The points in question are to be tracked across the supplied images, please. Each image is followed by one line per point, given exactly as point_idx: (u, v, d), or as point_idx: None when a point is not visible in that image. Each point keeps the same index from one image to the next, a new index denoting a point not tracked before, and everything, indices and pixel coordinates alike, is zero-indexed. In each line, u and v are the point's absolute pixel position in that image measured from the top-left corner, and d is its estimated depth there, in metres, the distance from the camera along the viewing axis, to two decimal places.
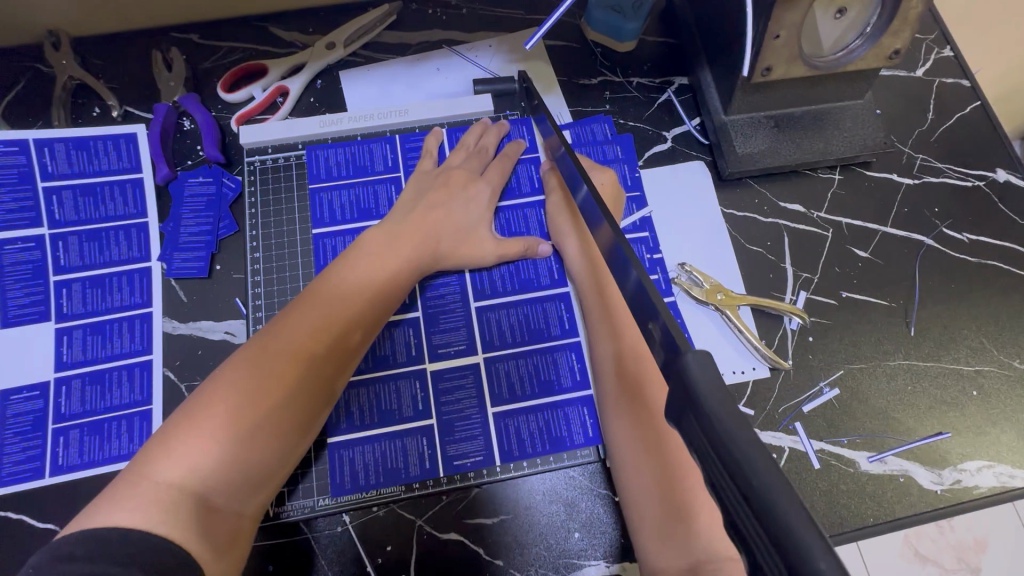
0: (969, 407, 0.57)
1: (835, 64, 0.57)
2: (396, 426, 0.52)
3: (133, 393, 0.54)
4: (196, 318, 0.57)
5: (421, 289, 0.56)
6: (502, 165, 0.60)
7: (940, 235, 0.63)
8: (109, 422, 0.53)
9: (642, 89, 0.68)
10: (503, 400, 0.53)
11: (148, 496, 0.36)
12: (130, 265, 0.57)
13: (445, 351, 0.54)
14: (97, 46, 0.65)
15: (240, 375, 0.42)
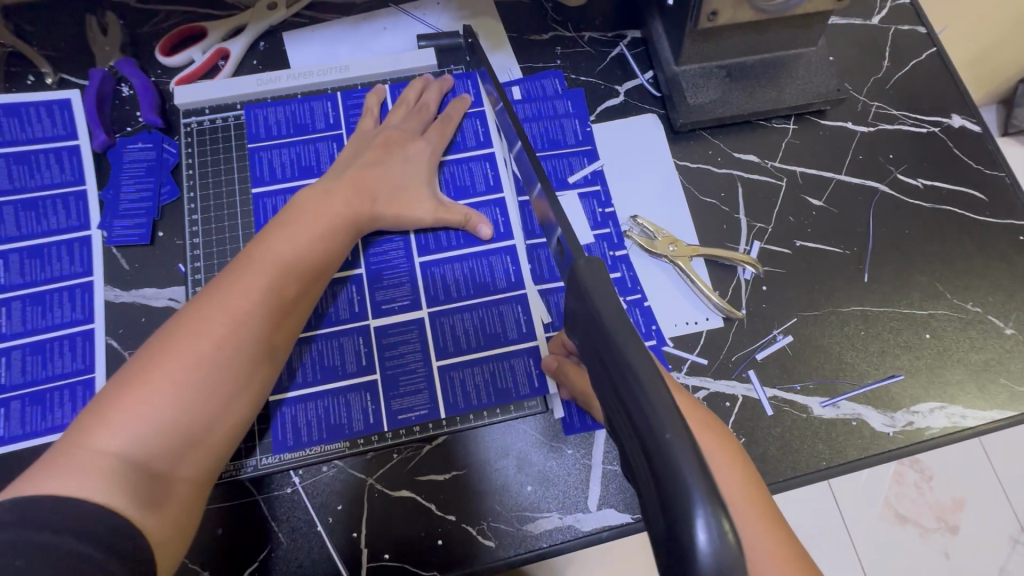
0: (922, 350, 0.57)
1: (783, 8, 0.55)
2: (339, 382, 0.52)
3: (77, 362, 0.53)
4: (140, 286, 0.56)
5: (365, 247, 0.56)
6: (443, 124, 0.59)
7: (894, 181, 0.63)
8: (51, 393, 0.52)
9: (594, 44, 0.66)
10: (448, 354, 0.53)
11: (86, 464, 0.35)
12: (69, 234, 0.56)
13: (390, 308, 0.54)
14: (29, 12, 0.63)
15: (173, 338, 0.41)
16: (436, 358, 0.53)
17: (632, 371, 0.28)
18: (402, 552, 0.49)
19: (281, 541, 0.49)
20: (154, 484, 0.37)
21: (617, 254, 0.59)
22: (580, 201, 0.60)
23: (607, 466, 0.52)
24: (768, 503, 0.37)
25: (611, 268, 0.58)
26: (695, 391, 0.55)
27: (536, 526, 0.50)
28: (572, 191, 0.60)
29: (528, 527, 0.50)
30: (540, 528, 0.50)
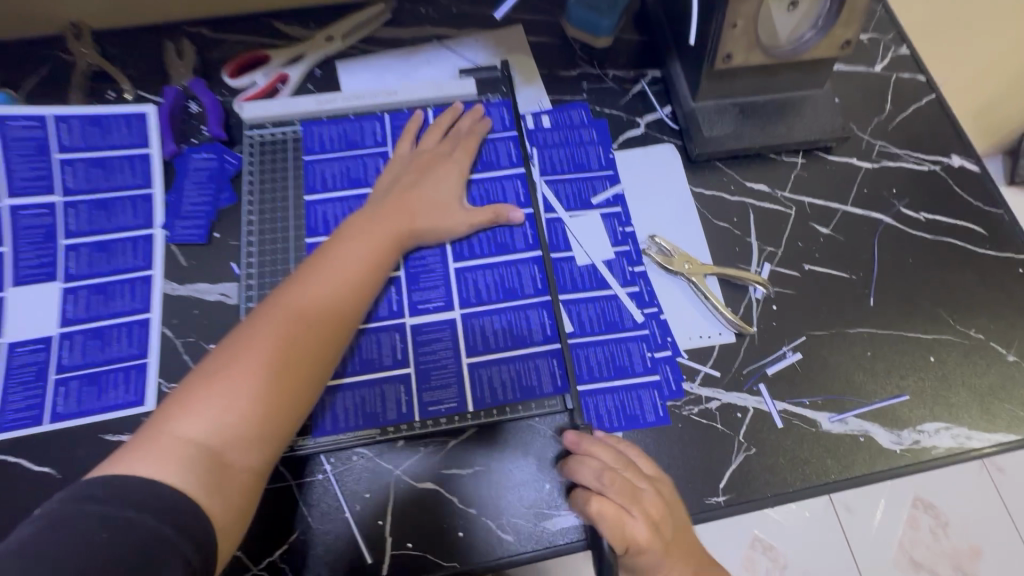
0: (927, 372, 0.60)
1: (790, 54, 0.62)
2: (374, 373, 0.56)
3: (132, 348, 0.57)
4: (195, 281, 0.61)
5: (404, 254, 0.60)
6: (468, 141, 0.64)
7: (897, 213, 0.67)
8: (108, 375, 0.56)
9: (617, 80, 0.72)
10: (478, 351, 0.57)
11: (168, 448, 0.41)
12: (135, 233, 0.61)
13: (424, 307, 0.58)
14: (116, 38, 0.71)
15: (241, 343, 0.47)
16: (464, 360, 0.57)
17: None
18: (425, 543, 0.52)
19: (310, 525, 0.51)
20: (222, 471, 0.42)
21: (636, 269, 0.63)
22: (603, 221, 0.64)
23: None
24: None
25: (630, 282, 0.62)
26: (707, 400, 0.58)
27: (554, 524, 0.52)
28: (595, 211, 0.65)
29: (545, 525, 0.52)
30: (557, 526, 0.52)
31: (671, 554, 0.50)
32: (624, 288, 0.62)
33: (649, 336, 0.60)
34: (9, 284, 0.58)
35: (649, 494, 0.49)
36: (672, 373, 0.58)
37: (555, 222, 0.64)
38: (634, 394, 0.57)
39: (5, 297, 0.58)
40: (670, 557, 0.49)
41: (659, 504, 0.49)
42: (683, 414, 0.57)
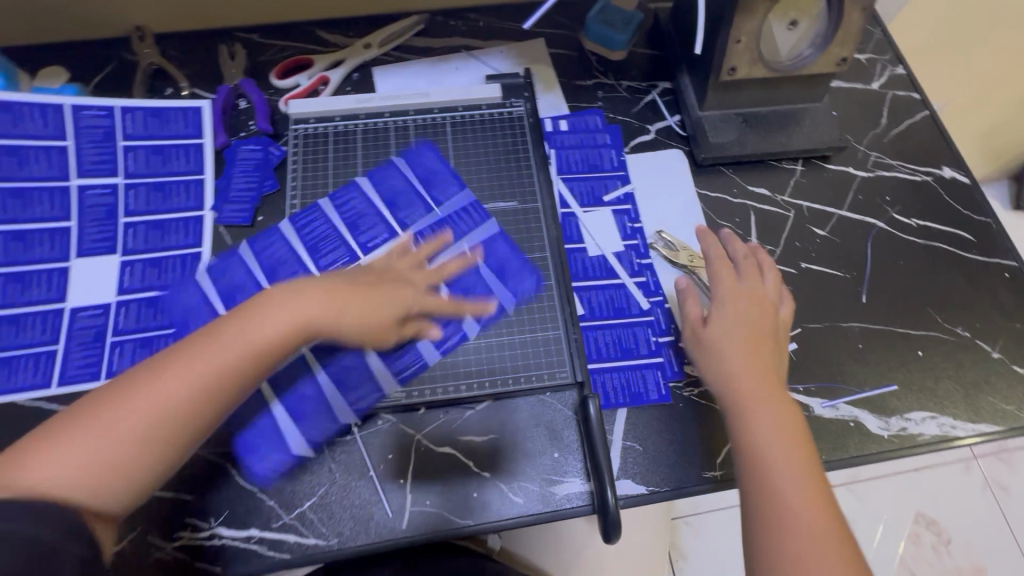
0: (915, 365, 0.64)
1: (791, 68, 0.68)
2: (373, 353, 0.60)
3: (180, 323, 0.62)
4: (239, 263, 0.65)
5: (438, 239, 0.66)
6: (416, 257, 0.61)
7: (890, 219, 0.72)
8: (159, 342, 0.61)
9: (630, 90, 0.78)
10: (473, 336, 0.61)
11: (17, 484, 0.41)
12: (188, 218, 0.67)
13: (428, 291, 0.62)
14: (175, 41, 0.78)
15: (129, 389, 0.46)
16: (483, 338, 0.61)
17: None
18: (442, 501, 0.56)
19: (337, 480, 0.56)
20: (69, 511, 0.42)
21: (644, 261, 0.68)
22: (613, 217, 0.70)
23: (626, 442, 0.59)
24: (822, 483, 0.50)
25: (638, 273, 0.67)
26: None
27: (561, 488, 0.56)
28: (607, 208, 0.70)
29: (553, 489, 0.56)
30: (564, 491, 0.56)
31: (757, 387, 0.55)
32: (631, 278, 0.67)
33: (654, 321, 0.64)
34: (74, 256, 0.64)
35: (740, 326, 0.59)
36: (675, 356, 0.63)
37: (570, 216, 0.69)
38: (639, 372, 0.62)
39: (71, 267, 0.64)
40: (759, 405, 0.54)
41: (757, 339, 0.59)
42: (683, 395, 0.61)
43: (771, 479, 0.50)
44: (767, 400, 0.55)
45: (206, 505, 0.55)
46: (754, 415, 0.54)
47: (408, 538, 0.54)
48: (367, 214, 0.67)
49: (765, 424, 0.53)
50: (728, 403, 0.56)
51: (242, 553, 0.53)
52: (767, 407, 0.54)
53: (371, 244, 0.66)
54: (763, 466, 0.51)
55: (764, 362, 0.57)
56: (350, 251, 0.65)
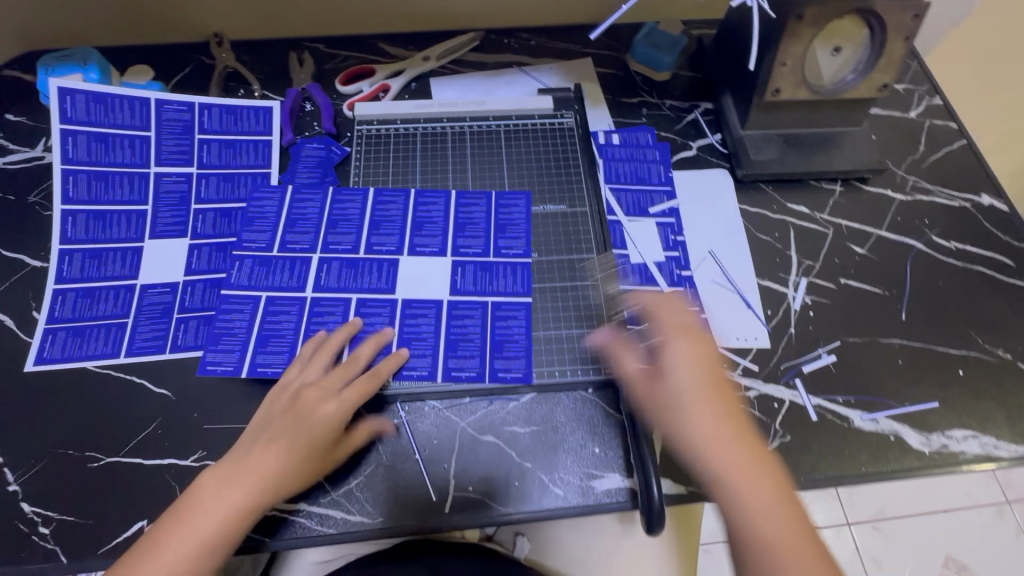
0: (956, 384, 0.64)
1: (834, 91, 0.70)
2: (412, 335, 0.63)
3: (241, 318, 0.63)
4: (301, 266, 0.66)
5: (497, 242, 0.68)
6: (368, 380, 0.58)
7: (929, 241, 0.73)
8: (218, 335, 0.62)
9: (673, 109, 0.82)
10: (501, 331, 0.63)
11: None
12: (259, 219, 0.69)
13: (468, 289, 0.66)
14: (249, 47, 0.84)
15: (156, 546, 0.49)
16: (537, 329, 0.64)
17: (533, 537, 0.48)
18: (484, 488, 0.57)
19: (384, 461, 0.58)
20: None
21: (684, 273, 0.69)
22: (658, 228, 0.72)
23: None
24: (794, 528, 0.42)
25: (677, 283, 0.68)
26: (746, 389, 0.63)
27: (601, 483, 0.57)
28: (652, 219, 0.72)
29: (593, 483, 0.57)
30: (603, 486, 0.57)
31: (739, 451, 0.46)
32: (670, 287, 0.68)
33: None
34: (147, 237, 0.68)
35: (695, 378, 0.49)
36: None
37: (615, 224, 0.71)
38: None
39: (144, 247, 0.68)
40: (724, 437, 0.47)
41: (714, 390, 0.49)
42: None
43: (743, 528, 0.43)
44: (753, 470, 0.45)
45: None
46: (711, 474, 0.45)
47: (450, 523, 0.56)
48: (433, 214, 0.70)
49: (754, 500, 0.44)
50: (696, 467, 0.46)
51: (290, 526, 0.55)
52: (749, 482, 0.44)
53: (420, 243, 0.68)
54: (770, 560, 0.41)
55: (727, 418, 0.48)
56: (398, 249, 0.68)
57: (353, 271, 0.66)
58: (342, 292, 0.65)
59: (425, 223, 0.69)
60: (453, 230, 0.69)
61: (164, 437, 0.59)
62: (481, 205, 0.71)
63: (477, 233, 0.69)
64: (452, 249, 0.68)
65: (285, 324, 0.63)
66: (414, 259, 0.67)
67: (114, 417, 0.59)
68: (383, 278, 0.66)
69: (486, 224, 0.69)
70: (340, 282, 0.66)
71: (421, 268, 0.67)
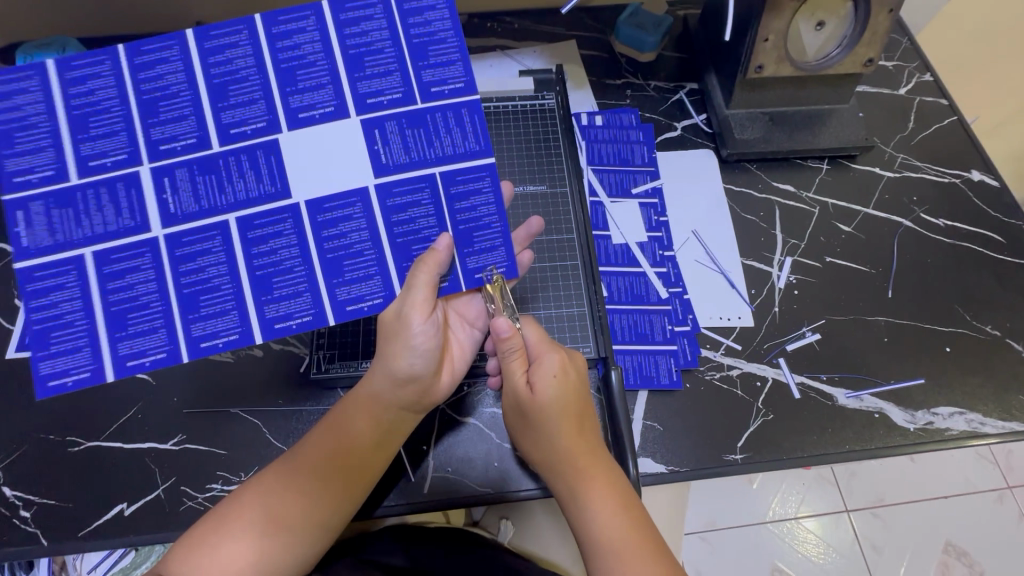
0: (943, 361, 0.63)
1: (817, 68, 0.69)
2: (340, 250, 0.49)
3: (68, 300, 0.46)
4: (129, 189, 0.46)
5: (419, 75, 0.49)
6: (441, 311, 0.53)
7: (917, 218, 0.72)
8: (43, 332, 0.46)
9: (658, 90, 0.81)
10: (465, 221, 0.51)
11: (234, 530, 0.45)
12: (100, 113, 0.46)
13: (400, 161, 0.49)
14: None
15: (305, 456, 0.49)
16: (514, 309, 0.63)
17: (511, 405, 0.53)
18: (464, 468, 0.59)
19: None
20: (274, 542, 0.45)
21: (666, 254, 0.68)
22: (640, 209, 0.71)
23: (646, 421, 0.60)
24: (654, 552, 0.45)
25: (659, 264, 0.68)
26: (729, 368, 0.63)
27: None
28: (634, 200, 0.72)
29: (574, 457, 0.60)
30: None
31: (591, 462, 0.50)
32: (652, 268, 0.67)
33: (672, 310, 0.65)
34: None
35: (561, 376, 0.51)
36: (689, 346, 0.63)
37: (597, 205, 0.71)
38: (652, 358, 0.62)
39: None
40: (572, 450, 0.50)
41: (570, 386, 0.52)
42: (704, 378, 0.62)
43: (605, 543, 0.46)
44: (606, 484, 0.49)
45: (239, 460, 0.57)
46: (573, 481, 0.50)
47: (432, 500, 0.57)
48: (371, 38, 0.48)
49: (590, 499, 0.48)
50: (536, 436, 0.52)
51: None
52: (604, 496, 0.48)
53: (304, 102, 0.48)
54: (585, 510, 0.48)
55: (576, 404, 0.52)
56: (270, 113, 0.47)
57: (215, 178, 0.47)
58: (211, 214, 0.47)
59: (303, 66, 0.48)
60: (345, 64, 0.48)
61: (145, 421, 0.59)
62: (382, 24, 0.48)
63: (384, 66, 0.49)
64: (354, 97, 0.48)
65: (142, 290, 0.47)
66: (301, 130, 0.47)
67: (96, 402, 0.60)
68: (266, 174, 0.47)
69: (395, 52, 0.49)
70: (202, 198, 0.47)
71: (315, 140, 0.48)
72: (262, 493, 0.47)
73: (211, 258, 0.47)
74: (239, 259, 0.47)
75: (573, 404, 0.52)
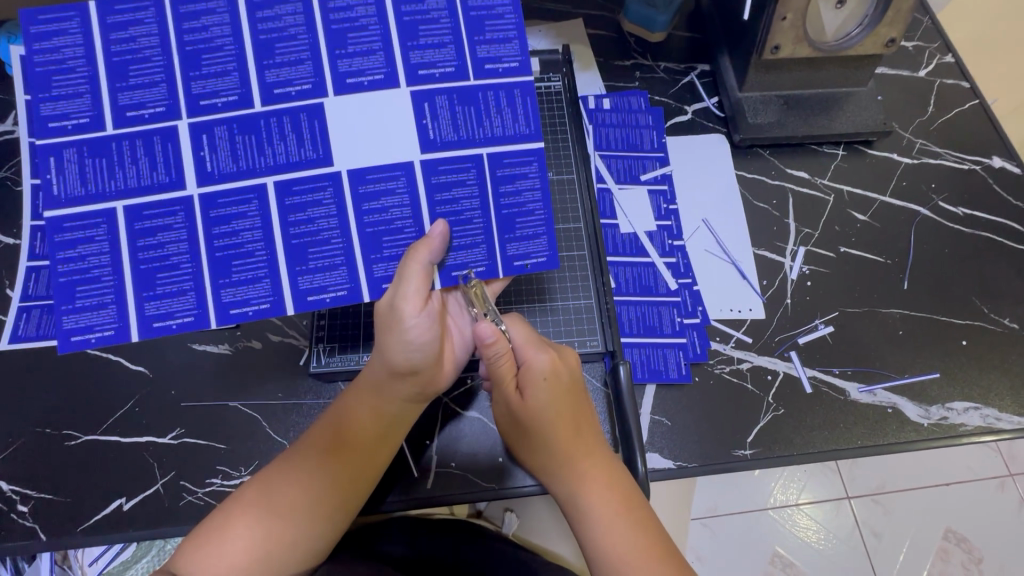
0: (959, 355, 0.62)
1: (836, 49, 0.66)
2: (380, 224, 0.48)
3: (94, 254, 0.46)
4: (166, 143, 0.46)
5: (474, 50, 0.48)
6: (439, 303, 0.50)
7: (935, 207, 0.69)
8: (70, 284, 0.46)
9: (668, 71, 0.77)
10: (509, 204, 0.50)
11: (239, 526, 0.44)
12: (141, 62, 0.46)
13: (448, 138, 0.48)
14: None
15: (309, 451, 0.48)
16: (534, 300, 0.61)
17: (502, 409, 0.52)
18: (467, 463, 0.58)
19: None
20: (281, 538, 0.45)
21: (675, 243, 0.66)
22: (649, 197, 0.69)
23: (653, 416, 0.59)
24: (654, 547, 0.45)
25: (668, 253, 0.66)
26: (739, 361, 0.61)
27: None
28: (643, 187, 0.69)
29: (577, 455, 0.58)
30: None
31: (588, 460, 0.49)
32: (661, 258, 0.65)
33: (681, 302, 0.63)
34: None
35: (550, 378, 0.50)
36: (698, 339, 0.61)
37: (604, 192, 0.68)
38: (660, 351, 0.61)
39: None
40: (566, 449, 0.49)
41: (560, 386, 0.50)
42: (714, 372, 0.61)
43: (602, 540, 0.46)
44: (608, 484, 0.48)
45: (240, 456, 0.56)
46: (569, 482, 0.49)
47: (435, 495, 0.57)
48: (428, 5, 0.48)
49: (585, 496, 0.48)
50: (528, 439, 0.51)
51: None
52: (600, 493, 0.48)
53: (353, 67, 0.47)
54: (580, 509, 0.48)
55: (568, 405, 0.50)
56: (316, 76, 0.46)
57: (255, 138, 0.46)
58: (247, 174, 0.46)
59: (354, 30, 0.47)
60: (399, 31, 0.47)
61: (142, 415, 0.57)
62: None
63: (438, 38, 0.48)
64: (405, 67, 0.47)
65: (173, 250, 0.46)
66: (347, 95, 0.47)
67: (93, 397, 0.58)
68: (310, 139, 0.47)
69: (450, 23, 0.48)
70: (240, 157, 0.46)
71: (362, 109, 0.47)
72: (267, 488, 0.46)
73: (246, 222, 0.46)
74: (274, 225, 0.47)
75: (565, 406, 0.50)
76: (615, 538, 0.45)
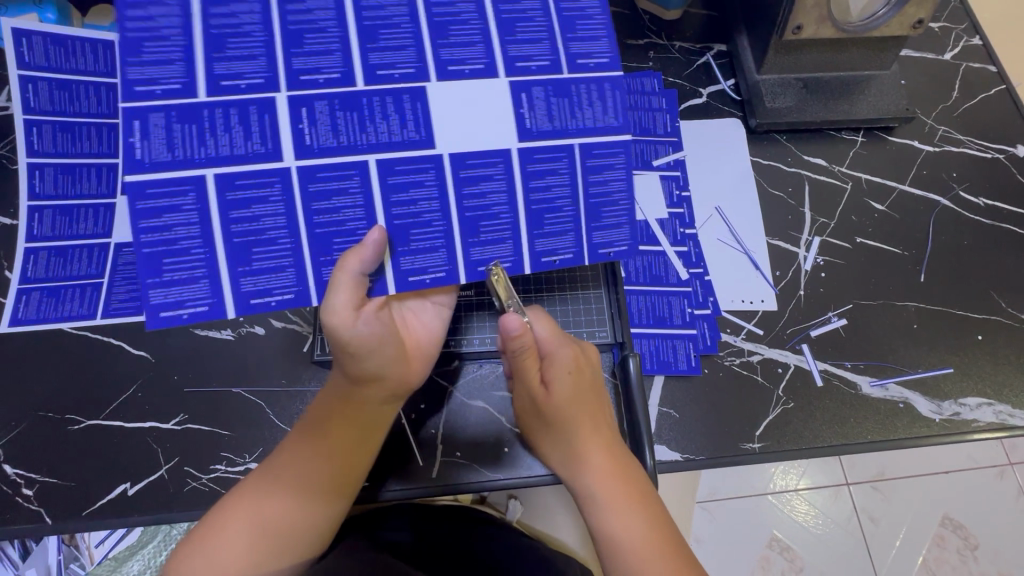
0: (974, 351, 0.61)
1: (863, 29, 0.63)
2: (478, 209, 0.44)
3: (184, 225, 0.39)
4: (264, 114, 0.40)
5: (568, 47, 0.45)
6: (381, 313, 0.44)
7: (956, 197, 0.67)
8: (153, 256, 0.39)
9: (683, 52, 0.74)
10: (598, 194, 0.46)
11: (225, 533, 0.44)
12: (239, 35, 0.40)
13: (544, 128, 0.44)
14: None
15: (286, 456, 0.46)
16: (558, 287, 0.60)
17: (522, 395, 0.51)
18: (469, 452, 0.57)
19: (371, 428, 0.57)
20: (274, 543, 0.44)
21: (687, 232, 0.65)
22: (661, 183, 0.67)
23: (661, 408, 0.58)
24: (664, 544, 0.44)
25: (680, 242, 0.64)
26: (750, 354, 0.60)
27: None
28: (655, 172, 0.67)
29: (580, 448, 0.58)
30: None
31: (603, 451, 0.48)
32: (673, 247, 0.64)
33: (692, 293, 0.62)
34: None
35: (569, 371, 0.49)
36: (708, 330, 0.60)
37: None
38: (669, 342, 0.60)
39: None
40: (582, 440, 0.48)
41: (580, 380, 0.49)
42: (723, 364, 0.60)
43: (611, 534, 0.45)
44: (617, 476, 0.47)
45: (243, 442, 0.56)
46: (582, 472, 0.48)
47: (437, 484, 0.56)
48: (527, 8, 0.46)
49: (597, 488, 0.47)
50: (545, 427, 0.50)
51: None
52: (613, 486, 0.47)
53: (457, 55, 0.43)
54: (591, 500, 0.47)
55: (587, 396, 0.50)
56: (421, 60, 0.43)
57: (357, 113, 0.42)
58: (352, 150, 0.42)
59: (456, 23, 0.44)
60: (475, 16, 0.45)
61: (144, 401, 0.57)
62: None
63: (535, 34, 0.45)
64: (506, 58, 0.44)
65: (270, 223, 0.40)
66: (452, 81, 0.43)
67: (94, 383, 0.58)
68: (413, 120, 0.42)
69: (547, 22, 0.46)
70: (342, 133, 0.41)
71: (459, 93, 0.43)
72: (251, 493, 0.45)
73: (348, 199, 0.42)
74: (377, 203, 0.42)
75: (586, 399, 0.49)
76: (625, 532, 0.45)
